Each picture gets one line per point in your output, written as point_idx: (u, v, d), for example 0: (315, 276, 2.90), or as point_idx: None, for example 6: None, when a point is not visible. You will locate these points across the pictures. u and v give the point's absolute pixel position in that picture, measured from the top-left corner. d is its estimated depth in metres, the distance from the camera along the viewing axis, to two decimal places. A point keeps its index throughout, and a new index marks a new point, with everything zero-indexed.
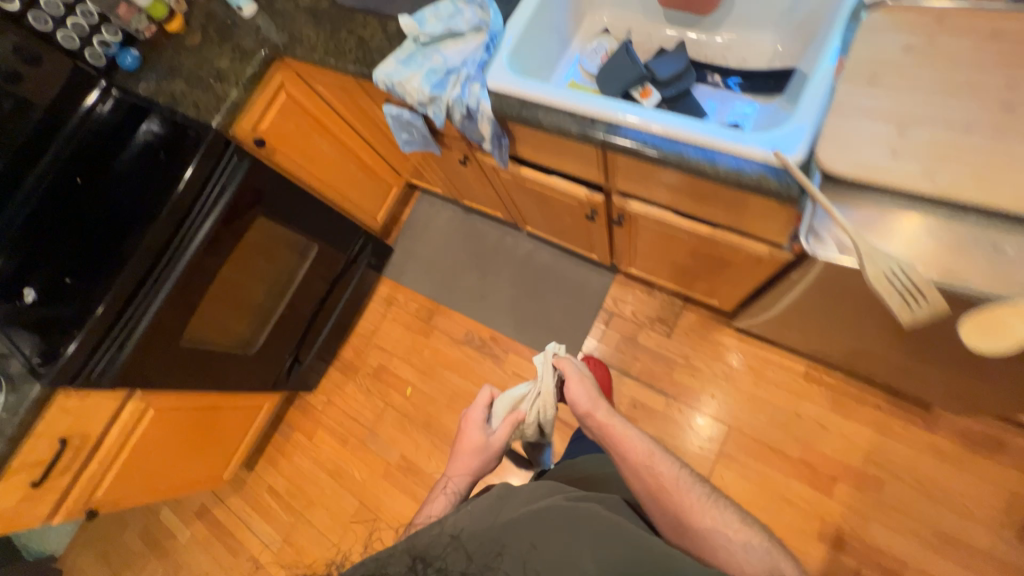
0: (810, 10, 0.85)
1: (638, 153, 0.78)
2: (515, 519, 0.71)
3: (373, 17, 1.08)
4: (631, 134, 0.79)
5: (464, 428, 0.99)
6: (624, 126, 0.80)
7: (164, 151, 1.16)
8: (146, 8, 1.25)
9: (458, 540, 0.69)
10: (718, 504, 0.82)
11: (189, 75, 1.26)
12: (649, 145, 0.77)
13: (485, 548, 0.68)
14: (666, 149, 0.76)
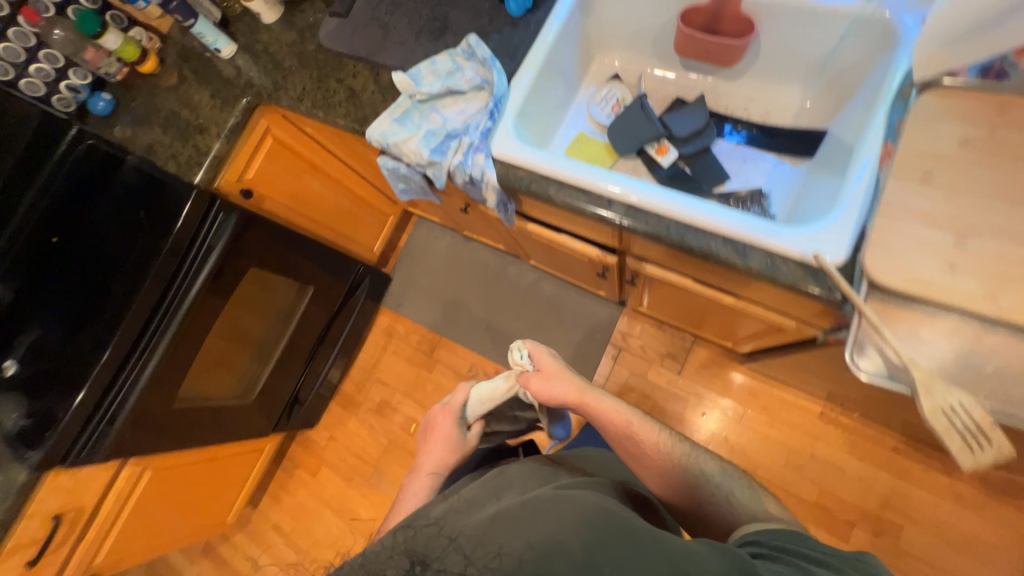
0: (845, 70, 0.78)
1: (657, 239, 0.72)
2: (512, 510, 0.58)
3: (365, 65, 0.99)
4: (653, 220, 0.72)
5: (437, 423, 0.94)
6: (641, 208, 0.73)
7: (144, 210, 1.05)
8: (115, 51, 1.15)
9: (454, 541, 0.56)
10: (699, 456, 0.82)
11: (166, 121, 1.16)
12: (670, 231, 0.71)
13: (483, 546, 0.55)
14: (690, 238, 0.70)
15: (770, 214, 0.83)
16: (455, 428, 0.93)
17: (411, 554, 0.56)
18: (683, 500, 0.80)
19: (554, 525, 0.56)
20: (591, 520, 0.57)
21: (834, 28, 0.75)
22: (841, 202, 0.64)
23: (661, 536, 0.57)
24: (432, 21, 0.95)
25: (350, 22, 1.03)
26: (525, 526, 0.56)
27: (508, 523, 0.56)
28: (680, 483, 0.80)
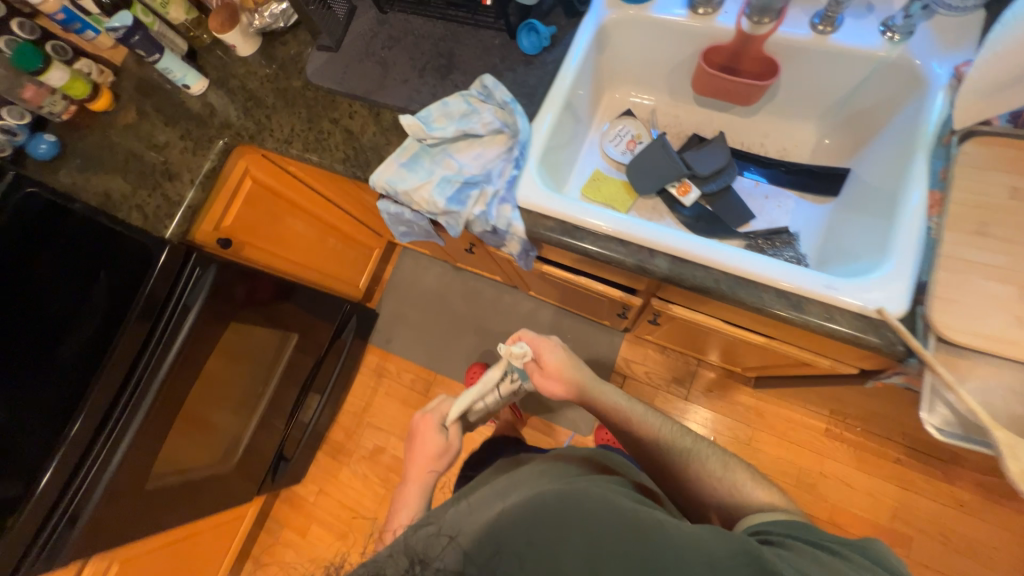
0: (864, 110, 0.78)
1: (706, 292, 0.68)
2: (516, 510, 0.57)
3: (362, 104, 0.91)
4: (699, 273, 0.68)
5: (423, 428, 0.91)
6: (685, 260, 0.69)
7: (105, 269, 0.90)
8: (60, 88, 1.00)
9: (454, 539, 0.57)
10: (702, 447, 0.77)
11: (126, 166, 1.02)
12: (719, 284, 0.67)
13: (484, 546, 0.55)
14: (743, 291, 0.66)
15: (800, 254, 0.81)
16: (441, 431, 0.92)
17: (409, 553, 0.56)
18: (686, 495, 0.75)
19: (558, 523, 0.53)
20: (601, 513, 0.53)
21: (857, 70, 0.75)
22: (891, 252, 0.63)
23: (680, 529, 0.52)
24: (436, 58, 0.89)
25: (341, 56, 0.95)
26: (529, 526, 0.54)
27: (511, 524, 0.55)
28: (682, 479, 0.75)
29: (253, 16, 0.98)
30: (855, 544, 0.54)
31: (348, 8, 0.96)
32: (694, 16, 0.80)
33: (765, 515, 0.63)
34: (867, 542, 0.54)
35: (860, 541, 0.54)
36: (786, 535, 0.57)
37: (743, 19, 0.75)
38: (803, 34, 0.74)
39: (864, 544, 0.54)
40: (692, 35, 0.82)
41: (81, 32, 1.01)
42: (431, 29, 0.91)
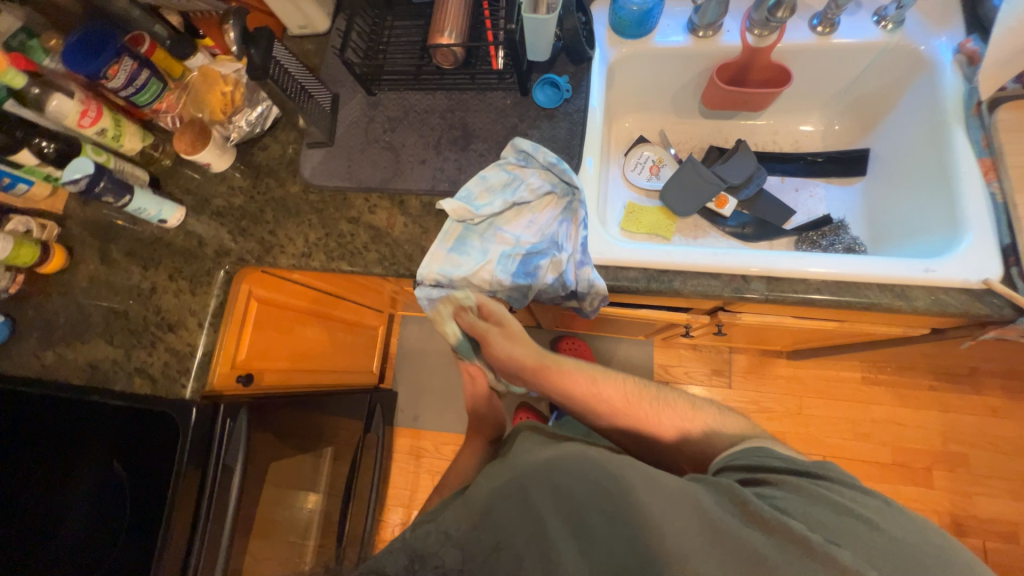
0: (869, 93, 0.83)
1: (810, 302, 0.68)
2: (503, 493, 0.61)
3: (379, 195, 0.84)
4: (800, 286, 0.68)
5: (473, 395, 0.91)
6: (778, 276, 0.69)
7: (120, 458, 0.80)
8: (3, 259, 0.84)
9: (451, 538, 0.59)
10: (669, 398, 0.78)
11: (109, 326, 0.87)
12: (822, 292, 0.67)
13: (482, 542, 0.58)
14: (847, 294, 0.67)
15: (856, 237, 0.85)
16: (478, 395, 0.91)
17: (409, 551, 0.60)
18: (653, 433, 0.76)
19: (548, 499, 0.60)
20: (586, 478, 0.61)
21: (858, 59, 0.79)
22: (966, 223, 0.66)
23: (649, 472, 0.60)
24: (449, 130, 0.84)
25: (338, 150, 0.87)
26: (517, 510, 0.59)
27: (503, 510, 0.60)
28: (647, 424, 0.76)
29: (227, 128, 0.89)
30: (812, 472, 0.62)
31: (332, 97, 0.88)
32: (696, 40, 0.81)
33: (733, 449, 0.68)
34: (814, 464, 0.64)
35: (812, 469, 0.63)
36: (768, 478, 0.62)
37: (745, 35, 0.78)
38: (805, 37, 0.77)
39: (819, 469, 0.63)
40: (698, 57, 0.83)
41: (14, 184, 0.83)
42: (433, 101, 0.86)
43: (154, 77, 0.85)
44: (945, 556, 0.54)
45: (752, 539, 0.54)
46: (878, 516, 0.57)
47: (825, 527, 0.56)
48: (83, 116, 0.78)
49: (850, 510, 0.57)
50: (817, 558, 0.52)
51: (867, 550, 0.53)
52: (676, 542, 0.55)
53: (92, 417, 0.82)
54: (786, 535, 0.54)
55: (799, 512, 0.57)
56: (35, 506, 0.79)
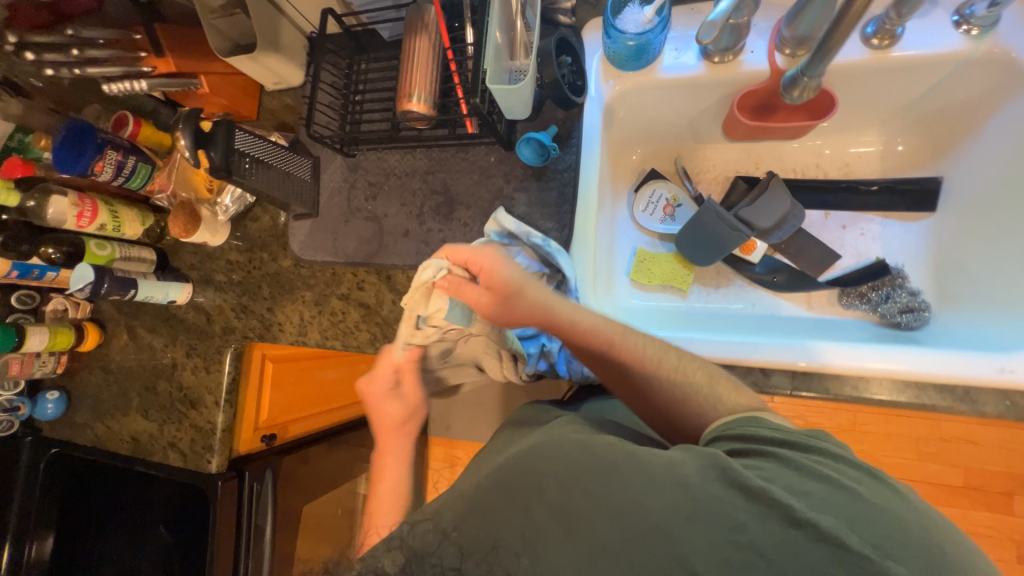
0: (946, 107, 0.65)
1: (861, 399, 0.57)
2: (490, 486, 0.45)
3: (367, 269, 0.81)
4: (854, 385, 0.57)
5: (379, 369, 0.67)
6: (829, 367, 0.57)
7: (167, 524, 0.91)
8: (45, 347, 0.91)
9: (450, 536, 0.43)
10: (686, 366, 0.56)
11: (144, 402, 0.94)
12: (876, 389, 0.56)
13: (475, 537, 0.42)
14: (906, 392, 0.56)
15: (916, 292, 0.69)
16: (391, 381, 0.67)
17: (406, 549, 0.43)
18: (660, 407, 0.57)
19: (527, 489, 0.44)
20: (569, 462, 0.45)
21: (932, 74, 0.61)
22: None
23: (639, 449, 0.46)
24: (431, 196, 0.77)
25: (324, 221, 0.83)
26: (508, 501, 0.43)
27: (491, 503, 0.43)
28: (654, 394, 0.57)
29: (214, 206, 0.87)
30: (813, 442, 0.46)
31: (312, 162, 0.83)
32: (711, 66, 0.66)
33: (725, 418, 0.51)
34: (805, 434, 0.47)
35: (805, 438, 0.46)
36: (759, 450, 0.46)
37: (775, 54, 0.63)
38: (857, 54, 0.61)
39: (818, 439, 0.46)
40: (714, 85, 0.68)
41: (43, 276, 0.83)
42: (413, 162, 0.79)
43: (141, 160, 0.85)
44: (964, 550, 0.38)
45: (739, 515, 0.40)
46: (885, 496, 0.41)
47: (821, 501, 0.40)
48: (81, 218, 0.80)
49: (850, 489, 0.41)
50: (804, 534, 0.38)
51: (866, 527, 0.38)
52: (668, 522, 0.40)
53: (144, 485, 0.93)
54: (775, 511, 0.39)
55: (795, 486, 0.42)
56: (121, 555, 0.95)
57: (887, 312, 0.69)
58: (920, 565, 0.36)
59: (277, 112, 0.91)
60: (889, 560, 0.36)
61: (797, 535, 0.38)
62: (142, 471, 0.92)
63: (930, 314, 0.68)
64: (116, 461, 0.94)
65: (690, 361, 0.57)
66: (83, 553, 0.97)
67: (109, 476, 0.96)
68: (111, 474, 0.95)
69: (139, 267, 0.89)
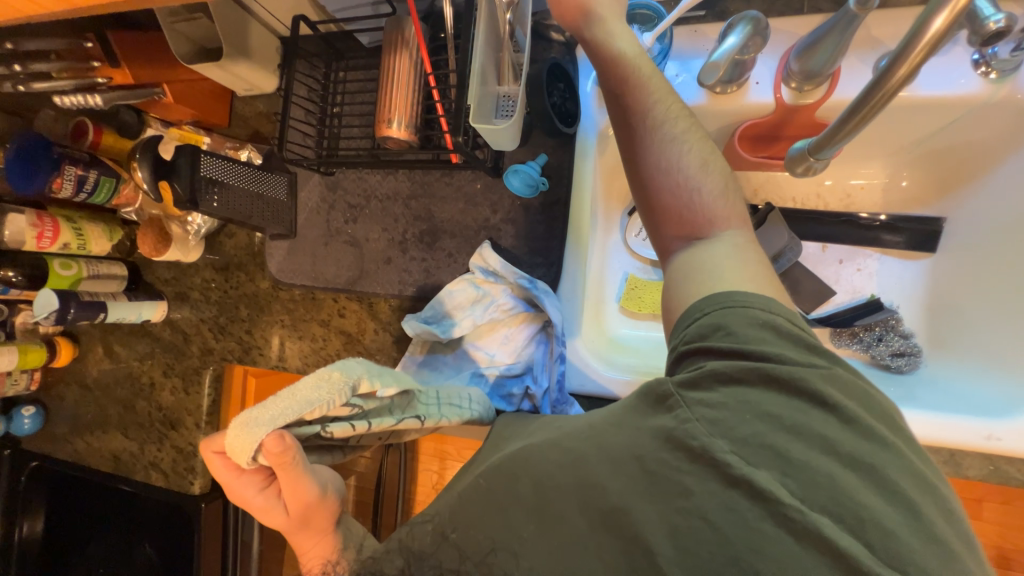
0: (958, 145, 0.62)
1: None
2: (467, 492, 0.43)
3: (349, 295, 0.77)
4: None
5: (224, 472, 0.49)
6: None
7: (151, 538, 0.91)
8: (16, 365, 0.88)
9: (449, 538, 0.41)
10: (717, 184, 0.50)
11: (122, 420, 0.92)
12: None
13: (473, 540, 0.41)
14: None
15: (909, 336, 0.68)
16: (252, 479, 0.49)
17: (406, 552, 0.43)
18: (664, 222, 0.52)
19: (502, 489, 0.42)
20: (540, 458, 0.42)
21: (945, 115, 0.57)
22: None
23: (613, 422, 0.43)
24: (414, 222, 0.74)
25: (302, 243, 0.79)
26: (481, 513, 0.41)
27: (469, 509, 0.42)
28: (668, 194, 0.50)
29: (185, 223, 0.83)
30: (765, 350, 0.41)
31: (288, 180, 0.78)
32: (711, 98, 0.61)
33: (723, 276, 0.46)
34: (798, 354, 0.41)
35: (794, 359, 0.41)
36: (730, 371, 0.41)
37: (782, 86, 0.59)
38: None
39: (770, 345, 0.42)
40: (713, 117, 0.64)
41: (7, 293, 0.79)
42: (395, 184, 0.75)
43: (104, 174, 0.78)
44: (902, 490, 0.35)
45: (684, 480, 0.37)
46: (826, 426, 0.38)
47: (758, 447, 0.37)
48: (41, 238, 0.75)
49: (789, 421, 0.38)
50: (744, 493, 0.36)
51: (799, 476, 0.36)
52: (625, 500, 0.38)
53: (126, 498, 0.92)
54: (715, 469, 0.37)
55: (737, 431, 0.38)
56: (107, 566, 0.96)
57: (878, 354, 0.68)
58: (850, 516, 0.34)
59: (249, 119, 0.84)
60: (816, 512, 0.35)
61: (735, 495, 0.36)
62: (125, 484, 0.91)
63: (922, 359, 0.66)
64: (98, 475, 0.93)
65: (707, 150, 0.51)
66: (70, 562, 0.98)
67: (92, 489, 0.95)
68: (93, 489, 0.94)
69: (108, 286, 0.85)
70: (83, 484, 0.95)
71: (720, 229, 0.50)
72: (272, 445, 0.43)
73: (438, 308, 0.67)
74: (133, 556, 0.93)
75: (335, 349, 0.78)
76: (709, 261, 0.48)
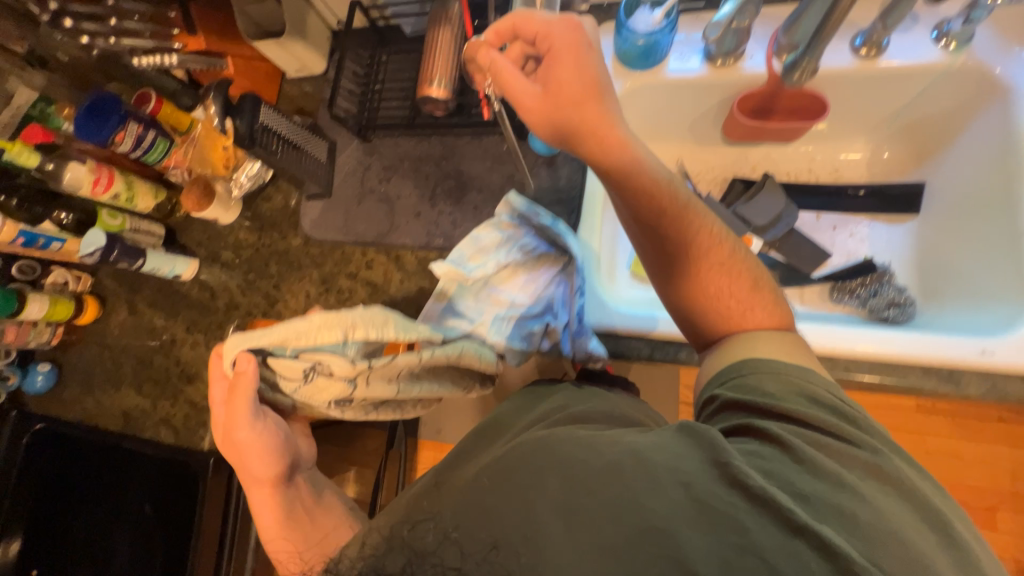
0: (926, 116, 0.71)
1: (871, 383, 0.59)
2: (487, 477, 0.41)
3: (376, 249, 0.83)
4: (860, 366, 0.59)
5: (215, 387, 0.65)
6: (843, 351, 0.59)
7: (150, 501, 0.89)
8: (43, 317, 0.91)
9: (450, 535, 0.37)
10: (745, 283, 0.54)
11: (137, 376, 0.93)
12: (879, 372, 0.58)
13: (475, 536, 0.37)
14: (900, 376, 0.58)
15: (902, 289, 0.73)
16: None
17: (406, 549, 0.37)
18: (700, 321, 0.55)
19: (526, 480, 0.39)
20: (571, 460, 0.40)
21: (916, 83, 0.67)
22: None
23: (657, 448, 0.41)
24: (444, 180, 0.81)
25: (336, 202, 0.85)
26: (499, 501, 0.39)
27: (485, 498, 0.39)
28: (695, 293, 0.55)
29: (229, 183, 0.89)
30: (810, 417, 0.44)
31: (328, 146, 0.86)
32: (713, 69, 0.71)
33: (762, 351, 0.50)
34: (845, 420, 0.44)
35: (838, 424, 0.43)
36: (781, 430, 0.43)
37: (773, 60, 0.68)
38: (846, 60, 0.66)
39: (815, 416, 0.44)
40: (716, 87, 0.73)
41: (48, 246, 0.84)
42: (427, 148, 0.83)
43: (160, 134, 0.85)
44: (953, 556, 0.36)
45: (742, 517, 0.36)
46: (878, 490, 0.39)
47: (823, 504, 0.37)
48: (96, 184, 0.81)
49: (843, 482, 0.39)
50: (809, 546, 0.34)
51: (864, 538, 0.36)
52: (669, 522, 0.36)
53: (129, 460, 0.91)
54: (778, 520, 0.36)
55: (794, 485, 0.39)
56: (97, 538, 0.92)
57: (876, 307, 0.72)
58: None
59: (296, 99, 0.92)
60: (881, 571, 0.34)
61: (800, 545, 0.35)
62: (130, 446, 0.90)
63: (916, 309, 0.71)
64: (103, 436, 0.92)
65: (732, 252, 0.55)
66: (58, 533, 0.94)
67: (93, 452, 0.94)
68: (95, 451, 0.93)
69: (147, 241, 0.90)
70: (87, 446, 0.94)
71: (758, 327, 0.53)
72: (242, 361, 0.58)
73: (465, 249, 0.71)
74: (129, 520, 0.91)
75: (361, 296, 0.82)
76: (749, 346, 0.51)
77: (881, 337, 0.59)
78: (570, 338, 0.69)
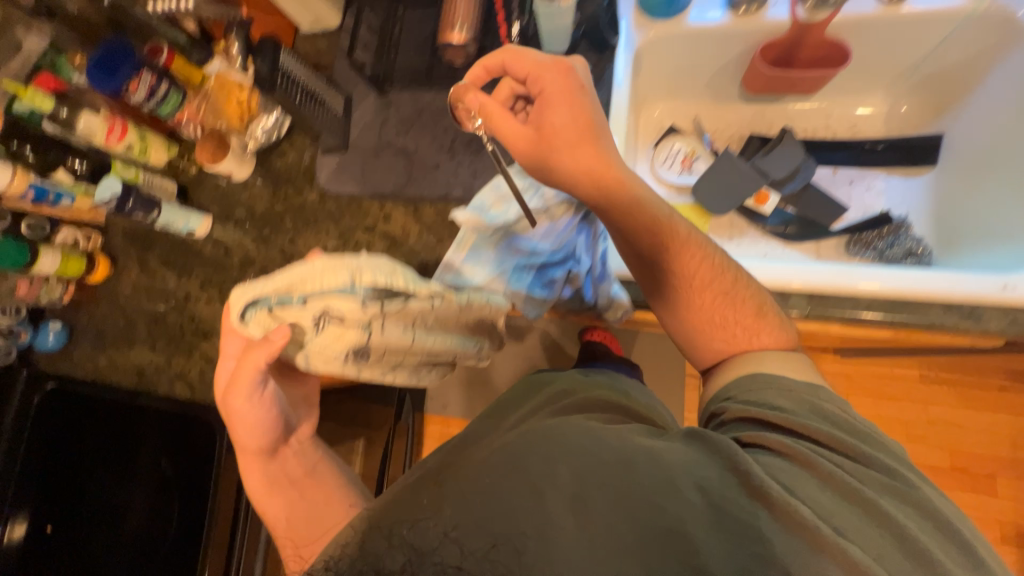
0: (946, 67, 0.72)
1: (890, 322, 0.60)
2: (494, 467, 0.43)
3: (394, 203, 0.83)
4: (882, 303, 0.59)
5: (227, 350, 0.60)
6: (864, 290, 0.60)
7: (167, 457, 0.90)
8: (55, 272, 0.90)
9: (450, 534, 0.39)
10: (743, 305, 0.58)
11: (150, 334, 0.93)
12: (900, 310, 0.59)
13: (474, 536, 0.39)
14: (920, 313, 0.59)
15: (919, 239, 0.74)
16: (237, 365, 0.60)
17: (406, 547, 0.39)
18: (702, 344, 0.60)
19: (538, 475, 0.42)
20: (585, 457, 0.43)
21: (939, 30, 0.67)
22: None
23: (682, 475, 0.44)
24: (463, 131, 0.80)
25: (353, 154, 0.84)
26: (511, 492, 0.41)
27: (490, 497, 0.41)
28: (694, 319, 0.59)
29: (244, 136, 0.88)
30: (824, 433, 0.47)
31: (345, 98, 0.85)
32: (736, 17, 0.71)
33: (768, 369, 0.54)
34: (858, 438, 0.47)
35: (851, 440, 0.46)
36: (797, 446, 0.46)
37: (795, 7, 0.66)
38: (870, 6, 0.66)
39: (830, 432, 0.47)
40: (738, 36, 0.73)
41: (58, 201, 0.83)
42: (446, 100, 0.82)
43: (174, 87, 0.82)
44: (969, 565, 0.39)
45: (762, 527, 0.40)
46: (895, 505, 0.42)
47: (838, 519, 0.41)
48: (110, 134, 0.81)
49: (859, 497, 0.42)
50: (830, 559, 0.38)
51: (884, 552, 0.39)
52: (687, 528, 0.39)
53: (143, 417, 0.91)
54: (800, 532, 0.39)
55: (816, 502, 0.42)
56: (109, 497, 0.92)
57: (892, 257, 0.73)
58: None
59: (309, 54, 0.91)
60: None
61: (822, 560, 0.38)
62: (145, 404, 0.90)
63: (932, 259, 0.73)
64: (117, 394, 0.92)
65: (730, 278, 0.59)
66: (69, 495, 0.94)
67: (106, 411, 0.93)
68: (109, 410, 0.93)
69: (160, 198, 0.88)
70: (99, 405, 0.94)
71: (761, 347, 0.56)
72: (277, 333, 0.51)
73: (486, 198, 0.70)
74: (144, 478, 0.91)
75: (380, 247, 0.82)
76: (759, 367, 0.54)
77: (902, 277, 0.60)
78: (593, 286, 0.72)
